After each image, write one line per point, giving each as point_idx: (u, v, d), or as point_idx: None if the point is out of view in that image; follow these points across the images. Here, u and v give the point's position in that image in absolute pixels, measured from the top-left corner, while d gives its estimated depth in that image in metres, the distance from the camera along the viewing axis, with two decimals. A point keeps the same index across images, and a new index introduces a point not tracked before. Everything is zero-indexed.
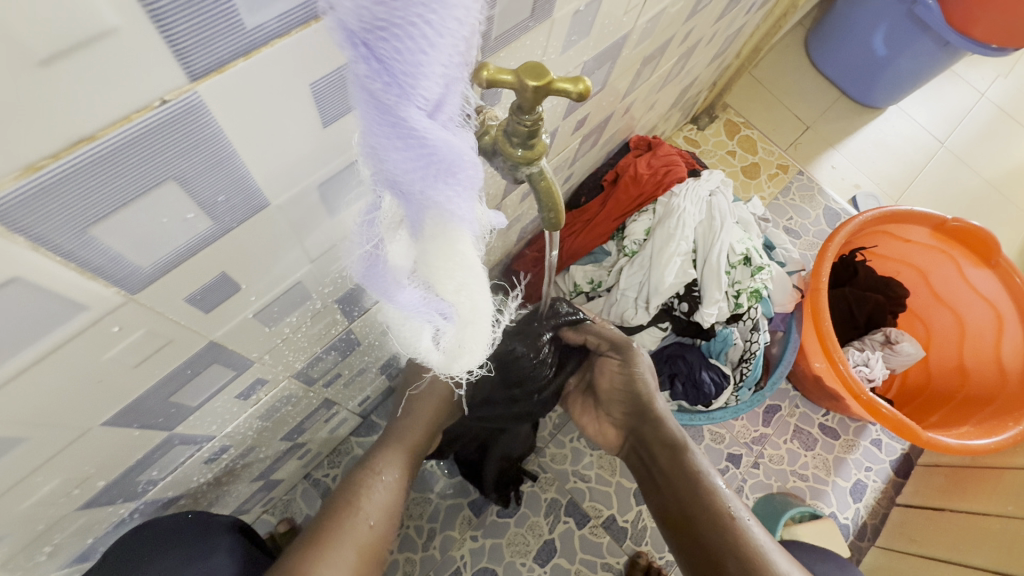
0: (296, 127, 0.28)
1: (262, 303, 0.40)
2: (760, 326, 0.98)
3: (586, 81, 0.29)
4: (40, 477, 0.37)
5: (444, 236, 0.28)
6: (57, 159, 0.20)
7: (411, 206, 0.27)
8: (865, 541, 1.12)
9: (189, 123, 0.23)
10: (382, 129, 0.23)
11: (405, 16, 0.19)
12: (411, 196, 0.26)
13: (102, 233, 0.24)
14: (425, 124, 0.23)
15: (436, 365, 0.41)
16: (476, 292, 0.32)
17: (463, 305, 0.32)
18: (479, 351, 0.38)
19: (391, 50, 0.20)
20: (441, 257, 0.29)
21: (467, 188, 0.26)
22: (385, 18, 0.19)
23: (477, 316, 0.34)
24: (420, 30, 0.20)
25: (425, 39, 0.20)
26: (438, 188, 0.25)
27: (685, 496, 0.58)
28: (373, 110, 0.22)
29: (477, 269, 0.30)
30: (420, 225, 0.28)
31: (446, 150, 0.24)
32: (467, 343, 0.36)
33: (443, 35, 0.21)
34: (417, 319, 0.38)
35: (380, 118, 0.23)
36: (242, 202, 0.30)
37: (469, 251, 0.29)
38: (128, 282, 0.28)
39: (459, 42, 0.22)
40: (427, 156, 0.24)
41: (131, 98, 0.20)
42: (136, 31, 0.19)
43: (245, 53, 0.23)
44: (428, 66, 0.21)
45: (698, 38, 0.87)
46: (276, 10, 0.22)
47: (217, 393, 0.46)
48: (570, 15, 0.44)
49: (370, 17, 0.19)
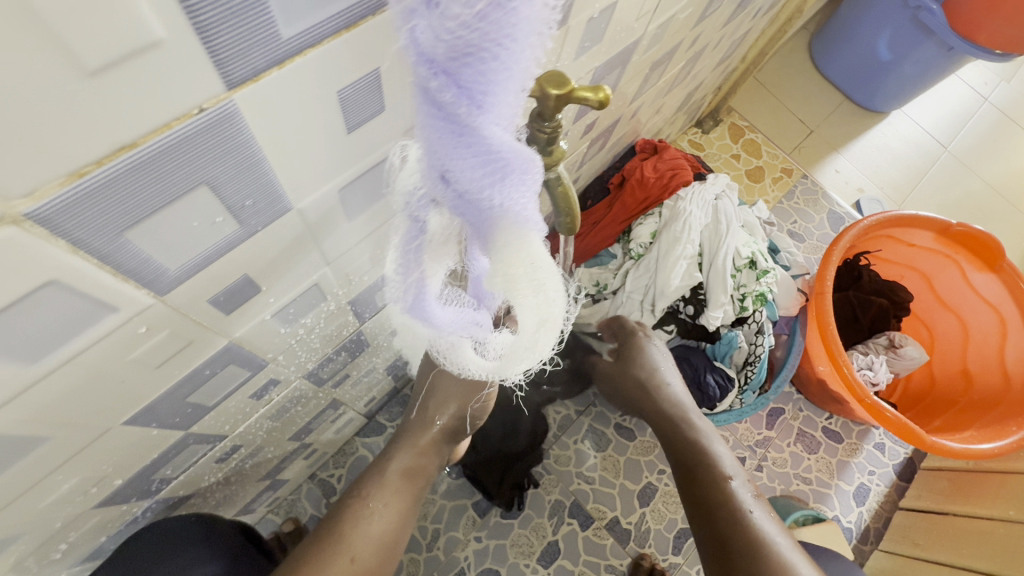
0: (322, 133, 0.29)
1: (279, 305, 0.41)
2: (764, 330, 0.98)
3: (606, 90, 0.29)
4: (61, 476, 0.38)
5: (514, 239, 0.28)
6: (100, 164, 0.21)
7: (477, 216, 0.29)
8: (868, 545, 1.12)
9: (224, 129, 0.24)
10: (458, 149, 0.24)
11: (493, 42, 0.20)
12: (480, 209, 0.28)
13: (136, 237, 0.25)
14: (500, 139, 0.24)
15: (480, 371, 0.44)
16: (552, 289, 0.30)
17: (540, 307, 0.31)
18: (545, 350, 0.35)
19: (476, 74, 0.21)
20: (511, 263, 0.31)
21: (534, 193, 0.28)
22: (474, 45, 0.20)
23: (557, 313, 0.32)
24: (504, 52, 0.21)
25: (508, 62, 0.21)
26: (508, 198, 0.27)
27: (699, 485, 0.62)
28: (452, 130, 0.23)
29: (552, 267, 0.30)
30: (487, 234, 0.30)
31: (519, 159, 0.25)
32: (516, 358, 0.36)
33: (522, 56, 0.21)
34: (455, 334, 0.40)
35: (458, 138, 0.24)
36: (268, 206, 0.30)
37: (539, 251, 0.30)
38: (157, 285, 0.28)
39: (534, 57, 0.22)
40: (501, 168, 0.25)
41: (171, 106, 0.21)
42: (179, 42, 0.19)
43: (278, 63, 0.23)
44: (507, 86, 0.22)
45: (705, 43, 0.88)
46: (313, 19, 0.23)
47: (231, 393, 0.47)
48: (584, 22, 0.45)
49: (460, 46, 0.20)
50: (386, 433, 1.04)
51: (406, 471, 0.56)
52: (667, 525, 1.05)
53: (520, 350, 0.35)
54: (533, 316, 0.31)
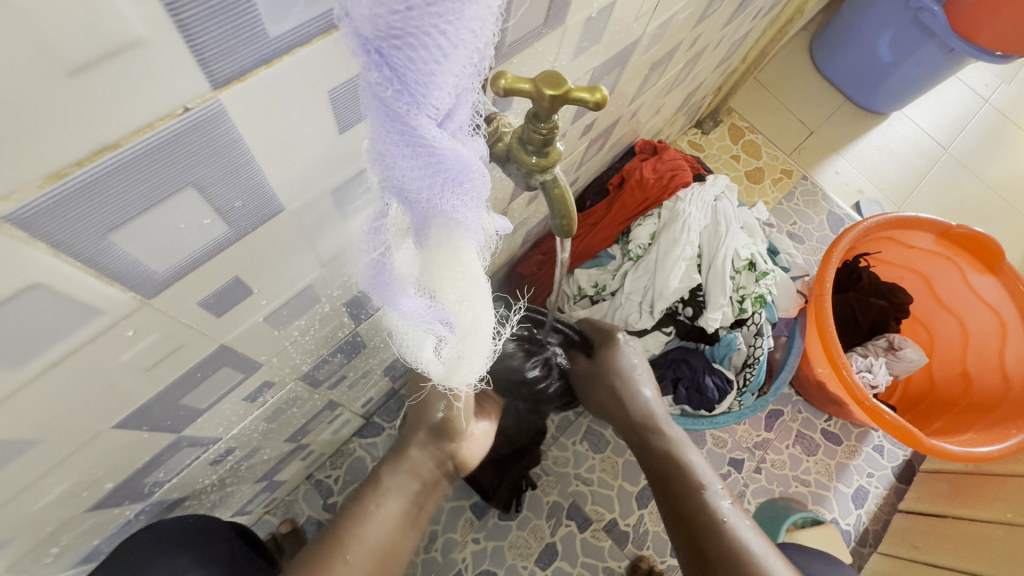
0: (313, 134, 0.28)
1: (273, 307, 0.40)
2: (763, 331, 0.99)
3: (603, 91, 0.29)
4: (51, 480, 0.37)
5: (449, 242, 0.29)
6: (80, 166, 0.20)
7: (415, 212, 0.28)
8: (867, 547, 1.11)
9: (211, 130, 0.23)
10: (391, 136, 0.24)
11: (419, 25, 0.20)
12: (416, 203, 0.27)
13: (121, 239, 0.24)
14: (433, 132, 0.24)
15: (437, 376, 0.42)
16: (478, 301, 0.33)
17: (464, 315, 0.34)
18: (478, 365, 0.39)
19: (404, 59, 0.21)
20: (443, 263, 0.30)
21: (471, 195, 0.27)
22: (401, 28, 0.20)
23: (480, 327, 0.35)
24: (431, 39, 0.21)
25: (437, 48, 0.21)
26: (444, 195, 0.26)
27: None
28: (383, 117, 0.23)
29: (480, 278, 0.32)
30: (425, 230, 0.29)
31: (453, 157, 0.25)
32: (466, 354, 0.37)
33: (453, 45, 0.21)
34: (419, 327, 0.39)
35: (390, 126, 0.23)
36: (258, 208, 0.30)
37: (472, 257, 0.31)
38: (145, 287, 0.28)
39: (470, 52, 0.22)
40: (435, 163, 0.25)
41: (155, 107, 0.20)
42: (162, 40, 0.19)
43: (266, 62, 0.23)
44: (439, 75, 0.22)
45: (706, 43, 0.88)
46: (300, 18, 0.22)
47: (225, 395, 0.46)
48: (582, 22, 0.44)
49: (385, 27, 0.20)
50: (384, 434, 1.04)
51: (401, 474, 0.56)
52: None
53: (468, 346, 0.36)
54: (461, 322, 0.35)
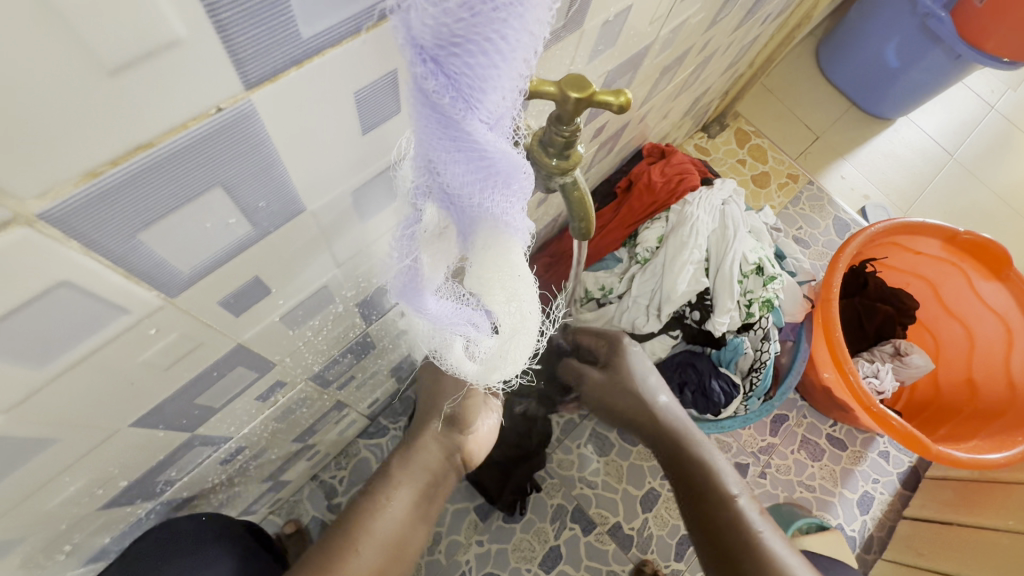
0: (337, 135, 0.28)
1: (289, 307, 0.40)
2: (771, 335, 0.98)
3: (627, 94, 0.29)
4: (67, 478, 0.37)
5: (496, 244, 0.30)
6: (115, 164, 0.20)
7: (462, 216, 0.28)
8: (871, 554, 1.11)
9: (241, 130, 0.23)
10: (443, 143, 0.24)
11: (481, 32, 0.20)
12: (465, 207, 0.27)
13: (150, 238, 0.24)
14: (488, 137, 0.24)
15: (471, 376, 0.42)
16: (524, 299, 0.34)
17: (511, 315, 0.35)
18: (522, 360, 0.39)
19: (462, 65, 0.21)
20: (490, 265, 0.31)
21: (520, 197, 0.28)
22: (462, 34, 0.20)
23: (529, 323, 0.36)
24: (492, 44, 0.20)
25: (496, 54, 0.21)
26: (494, 198, 0.27)
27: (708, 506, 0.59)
28: (437, 124, 0.23)
29: (525, 276, 0.32)
30: (472, 233, 0.30)
31: (505, 160, 0.25)
32: (513, 351, 0.38)
33: (512, 50, 0.21)
34: (451, 330, 0.40)
35: (444, 133, 0.23)
36: (281, 208, 0.30)
37: (518, 257, 0.31)
38: (169, 286, 0.28)
39: (526, 56, 0.22)
40: (487, 167, 0.25)
41: (189, 107, 0.21)
42: (201, 41, 0.19)
43: (297, 63, 0.23)
44: (495, 80, 0.22)
45: (715, 47, 0.88)
46: (333, 19, 0.22)
47: (239, 394, 0.47)
48: (598, 26, 0.44)
49: (446, 34, 0.20)
50: (390, 435, 1.04)
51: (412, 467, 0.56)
52: (670, 531, 1.04)
53: (517, 337, 0.37)
54: (507, 321, 0.35)
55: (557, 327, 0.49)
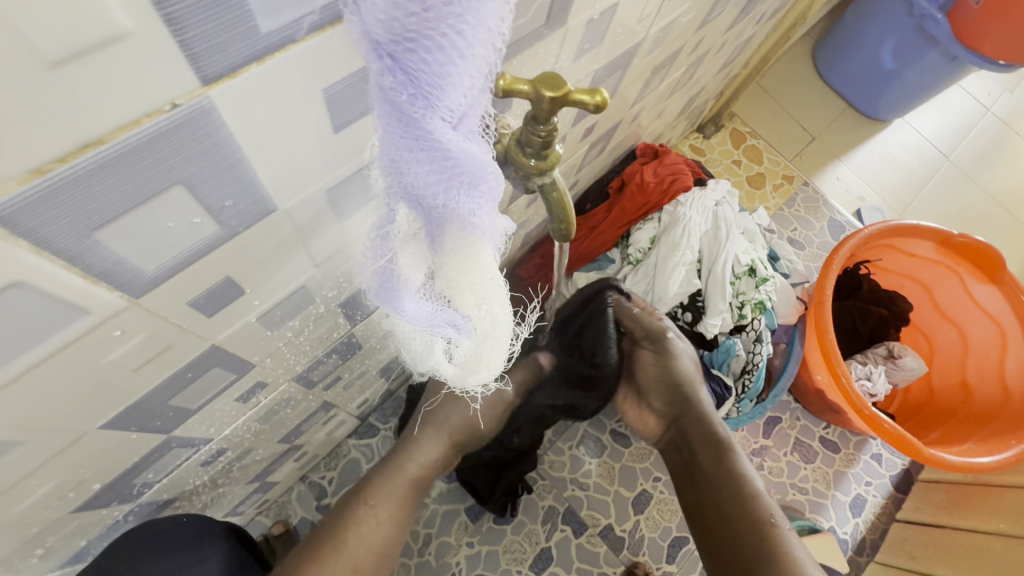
0: (307, 133, 0.28)
1: (265, 308, 0.40)
2: (763, 337, 0.97)
3: (603, 93, 0.28)
4: (36, 480, 0.36)
5: (465, 246, 0.29)
6: (63, 162, 0.19)
7: (431, 217, 0.28)
8: (863, 557, 1.10)
9: (200, 128, 0.23)
10: (405, 142, 0.23)
11: (436, 27, 0.19)
12: (431, 208, 0.27)
13: (108, 237, 0.24)
14: (450, 136, 0.23)
15: (449, 378, 0.42)
16: (497, 302, 0.33)
17: (483, 318, 0.34)
18: (496, 364, 0.39)
19: (418, 62, 0.20)
20: (462, 268, 0.30)
21: (488, 199, 0.27)
22: (416, 30, 0.19)
23: (501, 328, 0.35)
24: (448, 40, 0.20)
25: (453, 50, 0.20)
26: (460, 200, 0.26)
27: (725, 498, 0.59)
28: (396, 122, 0.22)
29: (497, 280, 0.32)
30: (441, 235, 0.29)
31: (470, 161, 0.24)
32: (487, 355, 0.37)
33: (470, 46, 0.21)
34: (427, 332, 0.39)
35: (405, 132, 0.23)
36: (250, 207, 0.29)
37: (490, 260, 0.30)
38: (132, 287, 0.27)
39: (488, 52, 0.22)
40: (451, 167, 0.24)
41: (142, 102, 0.20)
42: (149, 34, 0.18)
43: (258, 58, 0.22)
44: (455, 77, 0.21)
45: (708, 47, 0.87)
46: (293, 15, 0.22)
47: (217, 396, 0.46)
48: (584, 23, 0.44)
49: (399, 29, 0.19)
50: (380, 435, 1.03)
51: None
52: (661, 534, 1.04)
53: (490, 340, 0.36)
54: (480, 325, 0.35)
55: (532, 328, 0.49)
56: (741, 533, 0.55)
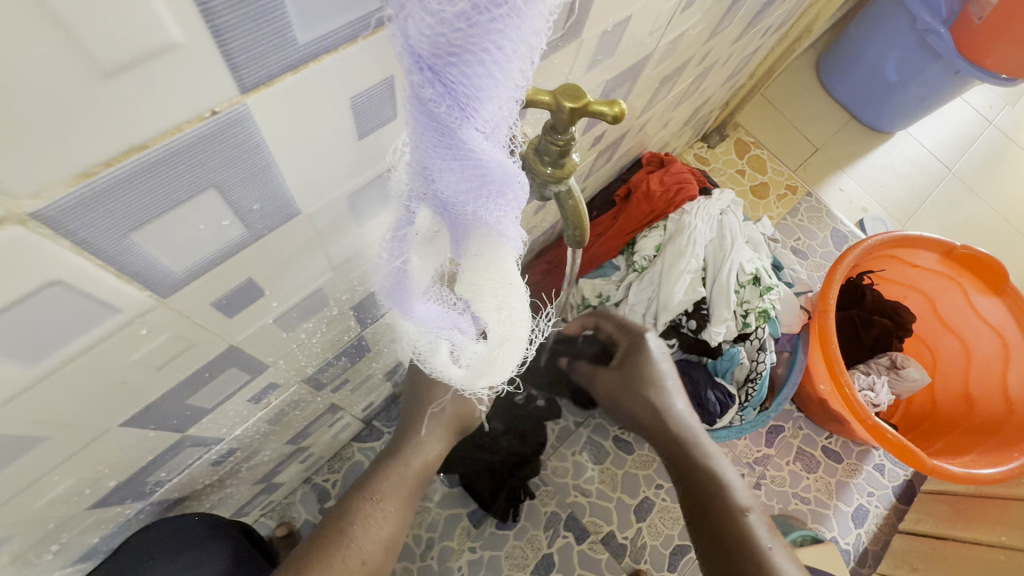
0: (334, 139, 0.29)
1: (283, 309, 0.40)
2: (766, 346, 0.98)
3: (624, 105, 0.28)
4: (56, 477, 0.37)
5: (491, 252, 0.30)
6: (109, 165, 0.20)
7: (457, 222, 0.29)
8: (866, 567, 1.10)
9: (236, 133, 0.23)
10: (439, 151, 0.24)
11: (478, 42, 0.20)
12: (459, 215, 0.28)
13: (142, 238, 0.24)
14: (483, 146, 0.24)
15: (456, 381, 0.42)
16: (516, 308, 0.34)
17: (500, 322, 0.35)
18: (508, 368, 0.40)
19: (459, 75, 0.21)
20: (484, 272, 0.31)
21: (514, 206, 0.28)
22: (459, 44, 0.20)
23: (518, 333, 0.36)
24: (489, 54, 0.21)
25: (492, 64, 0.21)
26: (488, 207, 0.27)
27: (714, 517, 0.59)
28: (432, 130, 0.23)
29: (518, 285, 0.33)
30: (466, 241, 0.30)
31: (500, 170, 0.25)
32: (500, 358, 0.38)
33: (508, 61, 0.21)
34: (435, 333, 0.40)
35: (440, 140, 0.24)
36: (275, 210, 0.30)
37: (512, 265, 0.31)
38: (161, 286, 0.28)
39: (523, 66, 0.23)
40: (482, 175, 0.25)
41: (185, 110, 0.21)
42: (196, 45, 0.19)
43: (294, 68, 0.23)
44: (492, 90, 0.22)
45: (715, 59, 0.88)
46: (328, 27, 0.22)
47: (231, 396, 0.46)
48: (597, 36, 0.45)
49: (444, 44, 0.20)
50: (383, 439, 1.03)
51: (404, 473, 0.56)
52: (663, 541, 1.04)
53: (502, 345, 0.37)
54: (496, 329, 0.36)
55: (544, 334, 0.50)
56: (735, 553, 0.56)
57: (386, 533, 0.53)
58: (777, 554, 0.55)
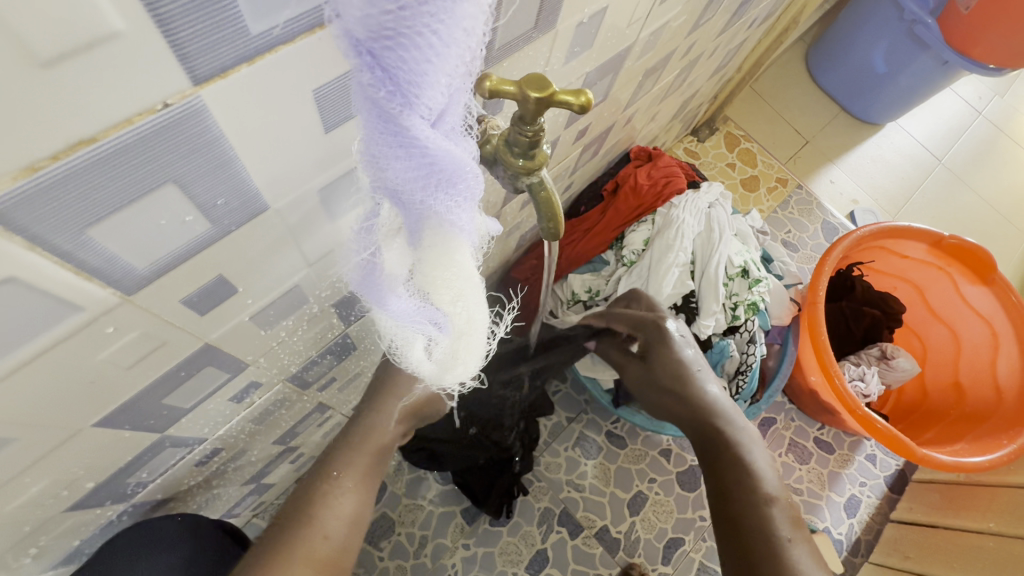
0: (298, 133, 0.28)
1: (259, 307, 0.40)
2: (756, 338, 0.99)
3: (587, 94, 0.29)
4: (29, 478, 0.37)
5: (443, 243, 0.30)
6: (56, 159, 0.20)
7: (410, 213, 0.28)
8: (858, 557, 1.10)
9: (192, 126, 0.23)
10: (385, 138, 0.24)
11: (412, 25, 0.20)
12: (410, 205, 0.27)
13: (99, 234, 0.24)
14: (428, 133, 0.24)
15: (427, 376, 0.42)
16: (472, 300, 0.34)
17: (459, 315, 0.35)
18: (473, 363, 0.40)
19: (396, 59, 0.21)
20: (441, 264, 0.31)
21: (466, 197, 0.28)
22: (392, 27, 0.20)
23: (474, 326, 0.36)
24: (425, 38, 0.20)
25: (429, 49, 0.21)
26: (438, 197, 0.27)
27: (736, 497, 0.56)
28: (376, 117, 0.23)
29: (472, 277, 0.32)
30: (419, 232, 0.30)
31: (447, 158, 0.25)
32: (463, 352, 0.38)
33: (445, 45, 0.21)
34: (409, 329, 0.40)
35: (384, 127, 0.23)
36: (241, 205, 0.30)
37: (466, 257, 0.31)
38: (124, 283, 0.28)
39: (462, 51, 0.22)
40: (429, 164, 0.25)
41: (134, 101, 0.20)
42: (141, 38, 0.19)
43: (248, 59, 0.23)
44: (432, 76, 0.22)
45: (700, 51, 0.88)
46: (282, 17, 0.22)
47: (211, 395, 0.46)
48: (573, 28, 0.44)
49: (376, 27, 0.19)
50: None
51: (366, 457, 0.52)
52: (656, 535, 1.04)
53: (466, 337, 0.37)
54: (455, 322, 0.35)
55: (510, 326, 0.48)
56: (750, 534, 0.54)
57: (350, 509, 0.48)
58: (796, 549, 0.52)
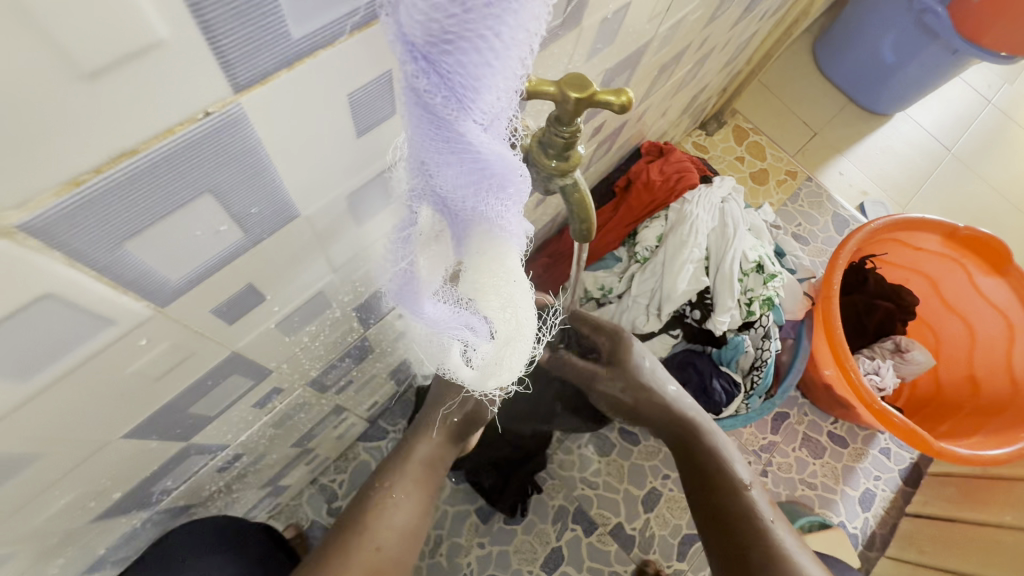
0: (331, 139, 0.28)
1: (284, 313, 0.40)
2: (771, 334, 0.98)
3: (628, 93, 0.28)
4: (58, 491, 0.36)
5: (492, 249, 0.29)
6: (98, 172, 0.19)
7: (457, 218, 0.28)
8: (874, 551, 1.10)
9: (230, 136, 0.22)
10: (437, 145, 0.23)
11: (473, 29, 0.19)
12: (460, 210, 0.27)
13: (136, 248, 0.23)
14: (482, 139, 0.23)
15: (467, 381, 0.42)
16: (521, 307, 0.33)
17: (506, 322, 0.34)
18: (514, 371, 0.38)
19: (454, 64, 0.20)
20: (487, 271, 0.30)
21: (516, 201, 0.27)
22: (453, 31, 0.19)
23: (523, 332, 0.35)
24: (485, 42, 0.20)
25: (489, 52, 0.20)
26: (488, 202, 0.26)
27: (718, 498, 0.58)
28: (428, 124, 0.22)
29: (522, 283, 0.32)
30: (467, 239, 0.29)
31: (499, 163, 0.24)
32: (507, 360, 0.37)
33: (506, 48, 0.20)
34: (446, 335, 0.39)
35: (436, 133, 0.22)
36: (274, 213, 0.29)
37: (515, 263, 0.30)
38: (158, 295, 0.27)
39: (521, 55, 0.21)
40: (482, 170, 0.24)
41: (175, 110, 0.20)
42: (184, 45, 0.18)
43: (288, 65, 0.22)
44: (490, 80, 0.21)
45: (713, 44, 0.87)
46: (324, 20, 0.21)
47: (234, 403, 0.46)
48: (597, 24, 0.44)
49: (437, 32, 0.19)
50: (389, 438, 1.03)
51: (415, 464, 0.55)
52: (671, 531, 1.04)
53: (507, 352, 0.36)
54: (502, 328, 0.35)
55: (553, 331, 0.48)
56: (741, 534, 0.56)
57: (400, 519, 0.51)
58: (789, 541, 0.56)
